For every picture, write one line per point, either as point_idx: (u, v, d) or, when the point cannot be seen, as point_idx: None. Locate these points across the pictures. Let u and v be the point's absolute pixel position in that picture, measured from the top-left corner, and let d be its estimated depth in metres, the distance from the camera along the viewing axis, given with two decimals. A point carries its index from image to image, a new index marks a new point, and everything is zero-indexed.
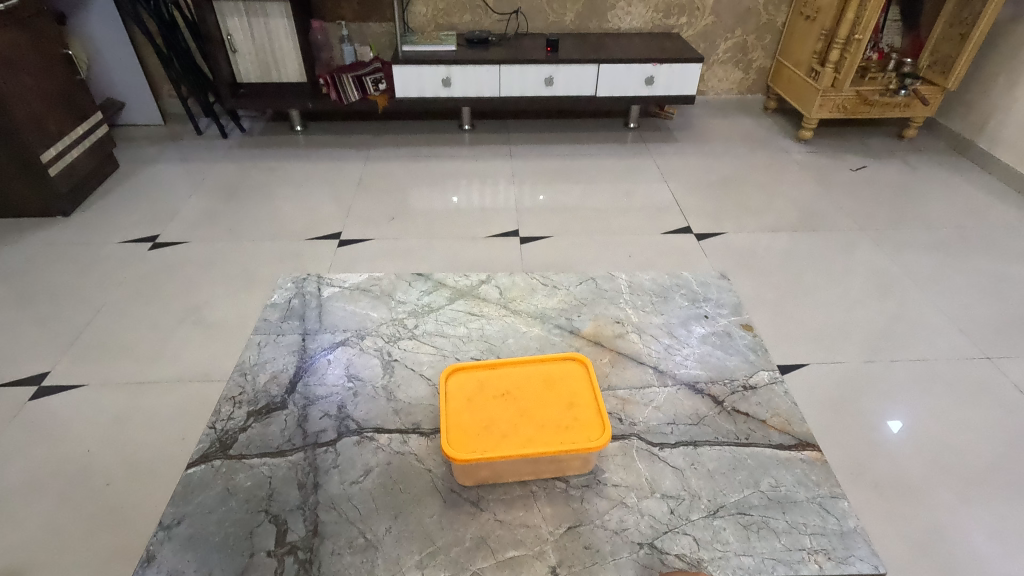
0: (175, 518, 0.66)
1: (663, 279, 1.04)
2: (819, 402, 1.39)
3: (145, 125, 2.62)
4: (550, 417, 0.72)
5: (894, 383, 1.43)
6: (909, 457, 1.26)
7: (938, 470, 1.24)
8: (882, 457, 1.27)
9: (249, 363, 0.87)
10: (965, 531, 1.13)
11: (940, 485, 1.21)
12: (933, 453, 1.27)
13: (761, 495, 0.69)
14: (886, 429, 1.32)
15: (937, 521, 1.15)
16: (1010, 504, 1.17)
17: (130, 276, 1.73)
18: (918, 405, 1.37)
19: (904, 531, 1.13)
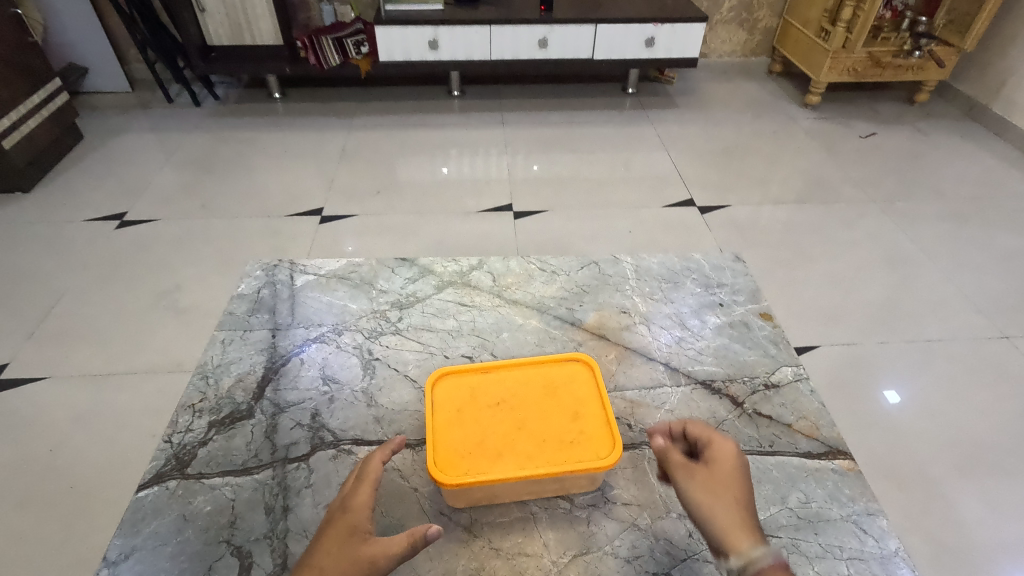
0: (125, 551, 0.61)
1: (672, 262, 0.97)
2: (830, 383, 1.31)
3: (112, 93, 2.45)
4: (553, 429, 0.63)
5: (899, 359, 1.37)
6: (914, 432, 1.20)
7: (946, 447, 1.18)
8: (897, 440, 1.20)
9: (213, 364, 0.80)
10: (980, 513, 1.07)
11: (955, 465, 1.15)
12: (937, 426, 1.21)
13: (789, 513, 0.63)
14: (882, 399, 1.27)
15: (955, 508, 1.09)
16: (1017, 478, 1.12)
17: (96, 257, 1.62)
18: (917, 377, 1.32)
19: (920, 520, 1.07)
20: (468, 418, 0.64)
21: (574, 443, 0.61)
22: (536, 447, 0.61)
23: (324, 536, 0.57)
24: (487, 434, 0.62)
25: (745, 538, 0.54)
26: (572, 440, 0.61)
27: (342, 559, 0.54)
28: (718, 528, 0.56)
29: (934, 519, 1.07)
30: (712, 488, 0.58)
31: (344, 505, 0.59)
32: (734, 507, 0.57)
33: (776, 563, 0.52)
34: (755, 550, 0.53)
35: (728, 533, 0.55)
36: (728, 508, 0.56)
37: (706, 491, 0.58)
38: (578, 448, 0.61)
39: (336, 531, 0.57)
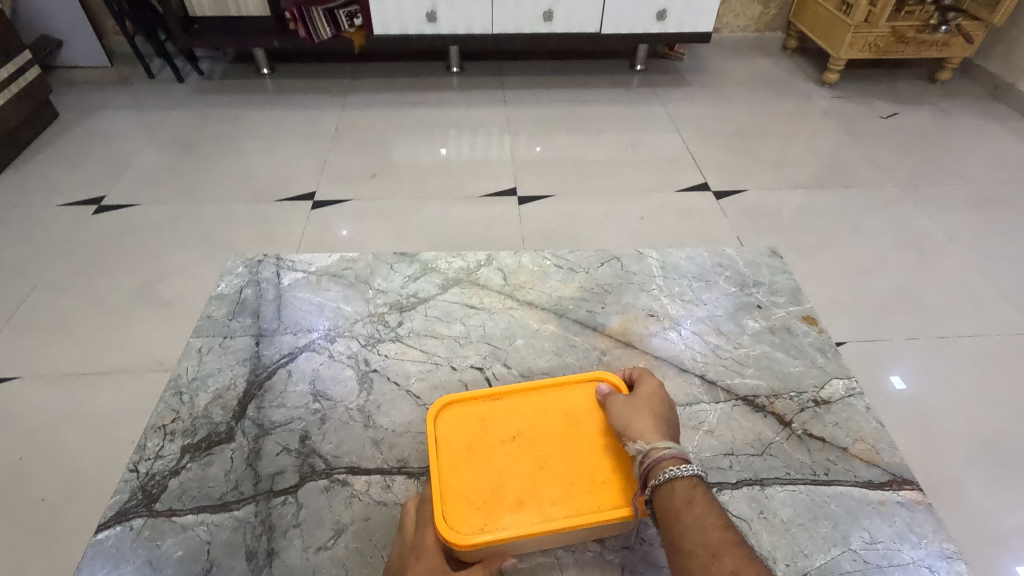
0: None
1: (703, 259, 0.93)
2: (862, 366, 1.22)
3: (90, 68, 2.31)
4: (572, 467, 0.62)
5: (918, 345, 1.26)
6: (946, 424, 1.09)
7: (983, 441, 1.06)
8: (937, 421, 1.10)
9: (187, 378, 0.74)
10: None
11: (999, 461, 1.03)
12: (969, 417, 1.11)
13: (854, 555, 0.58)
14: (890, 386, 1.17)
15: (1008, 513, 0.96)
16: None
17: (72, 245, 1.51)
18: (929, 363, 1.22)
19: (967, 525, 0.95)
20: (480, 453, 0.63)
21: (595, 478, 0.61)
22: (555, 484, 0.60)
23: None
24: (502, 472, 0.61)
25: (654, 435, 0.59)
26: (592, 476, 0.61)
27: None
28: (629, 428, 0.60)
29: (982, 507, 0.97)
30: (632, 401, 0.63)
31: (416, 547, 0.56)
32: (651, 413, 0.62)
33: (675, 454, 0.56)
34: (661, 442, 0.58)
35: (639, 431, 0.60)
36: (644, 412, 0.61)
37: (626, 402, 0.63)
38: (599, 483, 0.60)
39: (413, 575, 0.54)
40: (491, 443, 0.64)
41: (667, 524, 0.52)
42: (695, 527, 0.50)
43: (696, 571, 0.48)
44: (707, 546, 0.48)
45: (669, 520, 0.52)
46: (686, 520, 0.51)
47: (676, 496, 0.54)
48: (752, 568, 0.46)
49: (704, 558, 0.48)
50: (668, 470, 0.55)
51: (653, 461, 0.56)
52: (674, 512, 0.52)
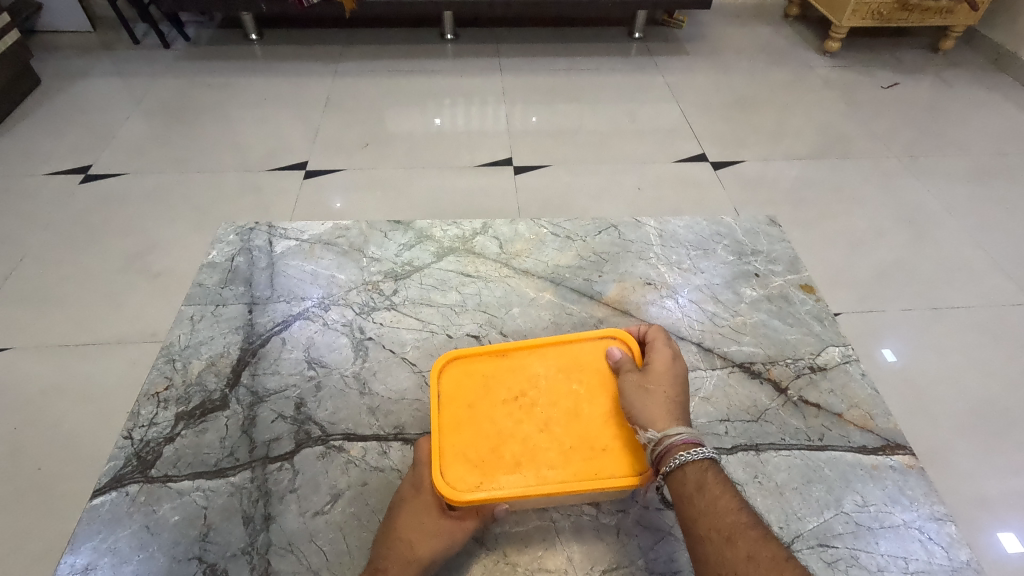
0: (87, 564, 0.55)
1: (702, 227, 0.92)
2: (853, 330, 1.23)
3: (73, 33, 2.24)
4: (574, 430, 0.62)
5: (912, 315, 1.26)
6: (936, 392, 1.10)
7: (972, 410, 1.08)
8: (912, 378, 1.13)
9: (180, 345, 0.73)
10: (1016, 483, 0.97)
11: (988, 430, 1.05)
12: (961, 386, 1.12)
13: (847, 518, 0.59)
14: (880, 357, 1.17)
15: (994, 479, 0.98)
16: None
17: (59, 214, 1.48)
18: (922, 336, 1.22)
19: (956, 491, 0.97)
20: (481, 410, 0.63)
21: (595, 444, 0.60)
22: (554, 447, 0.60)
23: (398, 512, 0.58)
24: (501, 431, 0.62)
25: (666, 419, 0.57)
26: (592, 441, 0.61)
27: (424, 537, 0.56)
28: (640, 411, 0.59)
29: (962, 467, 0.99)
30: (644, 382, 0.61)
31: (417, 484, 0.59)
32: (664, 395, 0.59)
33: (686, 440, 0.55)
34: (672, 428, 0.56)
35: (652, 415, 0.58)
36: (658, 395, 0.59)
37: (637, 382, 0.61)
38: (599, 448, 0.60)
39: (410, 510, 0.57)
40: (493, 402, 0.64)
41: (681, 510, 0.52)
42: (708, 512, 0.50)
43: (712, 558, 0.48)
44: (722, 531, 0.49)
45: (682, 508, 0.52)
46: (699, 506, 0.51)
47: (688, 481, 0.53)
48: (768, 550, 0.46)
49: (719, 544, 0.48)
50: (681, 456, 0.54)
51: (665, 449, 0.55)
52: (686, 499, 0.52)
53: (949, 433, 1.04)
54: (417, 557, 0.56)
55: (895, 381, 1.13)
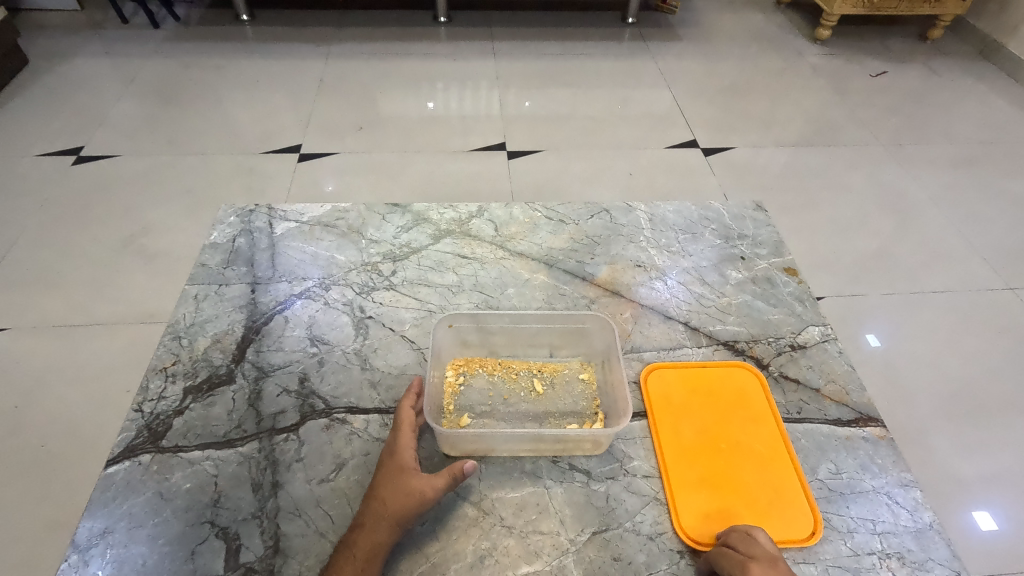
0: (95, 535, 0.52)
1: (689, 211, 0.87)
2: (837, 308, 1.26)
3: (60, 11, 2.21)
4: (768, 467, 0.58)
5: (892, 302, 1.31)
6: (913, 374, 1.16)
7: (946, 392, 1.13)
8: (890, 356, 1.19)
9: (184, 323, 0.69)
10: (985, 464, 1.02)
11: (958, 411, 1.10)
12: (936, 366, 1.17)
13: (819, 484, 0.58)
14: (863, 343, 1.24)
15: (960, 457, 1.03)
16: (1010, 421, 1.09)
17: (51, 195, 1.48)
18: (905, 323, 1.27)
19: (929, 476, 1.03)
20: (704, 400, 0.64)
21: (768, 455, 0.59)
22: (740, 422, 0.62)
23: (373, 479, 0.54)
24: (693, 402, 0.63)
25: None
26: (766, 458, 0.59)
27: (392, 497, 0.51)
28: None
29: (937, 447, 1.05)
30: None
31: (389, 450, 0.55)
32: None
33: None
34: None
35: None
36: None
37: None
38: (768, 463, 0.58)
39: (383, 473, 0.53)
40: (696, 410, 0.63)
41: None
42: None
43: None
44: None
45: None
46: None
47: None
48: None
49: None
50: None
51: None
52: None
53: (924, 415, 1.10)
54: (388, 518, 0.50)
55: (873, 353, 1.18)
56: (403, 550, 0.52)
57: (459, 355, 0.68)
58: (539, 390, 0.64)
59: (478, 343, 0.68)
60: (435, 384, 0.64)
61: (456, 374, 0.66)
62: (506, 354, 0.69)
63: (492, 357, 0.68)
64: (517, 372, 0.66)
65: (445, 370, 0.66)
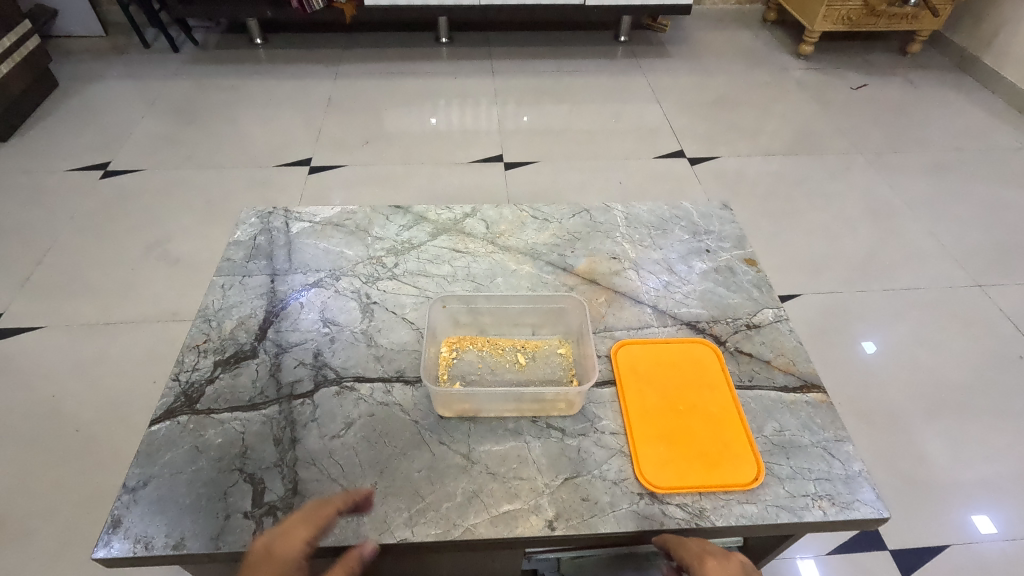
0: (141, 480, 0.61)
1: (662, 210, 0.97)
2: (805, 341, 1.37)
3: (86, 37, 2.36)
4: (720, 425, 0.66)
5: (880, 310, 1.44)
6: (890, 380, 1.30)
7: (917, 394, 1.27)
8: (865, 378, 1.30)
9: (213, 308, 0.79)
10: (945, 459, 1.16)
11: (928, 413, 1.24)
12: (911, 374, 1.31)
13: (764, 440, 0.66)
14: (862, 351, 1.35)
15: (923, 451, 1.18)
16: (978, 423, 1.22)
17: (82, 207, 1.60)
18: (898, 331, 1.39)
19: (892, 462, 1.16)
20: (666, 370, 0.72)
21: (720, 415, 0.68)
22: (697, 387, 0.70)
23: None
24: (656, 371, 0.72)
25: None
26: (718, 417, 0.67)
27: None
28: None
29: (902, 439, 1.19)
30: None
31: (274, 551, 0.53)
32: None
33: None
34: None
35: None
36: None
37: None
38: (720, 421, 0.67)
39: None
40: (659, 377, 0.71)
41: None
42: None
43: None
44: None
45: None
46: None
47: None
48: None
49: None
50: None
51: None
52: None
53: (899, 414, 1.24)
54: None
55: (845, 381, 1.29)
56: (402, 494, 0.61)
57: (452, 334, 0.78)
58: (522, 362, 0.74)
59: (469, 323, 0.78)
60: (432, 357, 0.74)
61: (449, 350, 0.75)
62: (494, 334, 0.79)
63: (482, 336, 0.78)
64: (504, 348, 0.76)
65: (440, 347, 0.76)
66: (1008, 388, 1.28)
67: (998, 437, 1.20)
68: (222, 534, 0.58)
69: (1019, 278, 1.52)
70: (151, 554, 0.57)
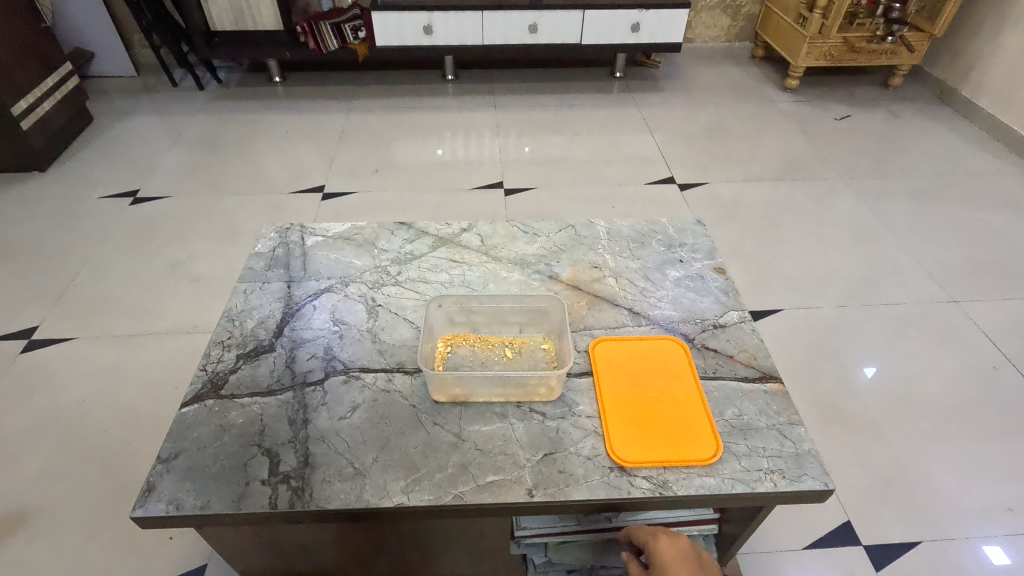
0: (172, 453, 0.70)
1: (642, 225, 1.07)
2: (790, 362, 1.42)
3: (119, 77, 2.55)
4: (682, 410, 0.75)
5: (867, 328, 1.50)
6: (873, 393, 1.35)
7: (899, 406, 1.32)
8: (854, 400, 1.34)
9: (236, 310, 0.89)
10: (925, 467, 1.21)
11: (910, 424, 1.29)
12: (896, 390, 1.36)
13: (724, 423, 0.74)
14: (860, 373, 1.39)
15: (901, 457, 1.23)
16: (959, 434, 1.27)
17: (112, 230, 1.73)
18: (887, 349, 1.45)
19: (870, 467, 1.21)
20: (638, 362, 0.81)
21: (684, 400, 0.76)
22: (663, 377, 0.79)
23: None
24: (629, 363, 0.80)
25: None
26: (683, 403, 0.75)
27: None
28: None
29: (882, 446, 1.25)
30: None
31: None
32: None
33: None
34: None
35: None
36: None
37: None
38: (684, 406, 0.75)
39: None
40: (632, 368, 0.80)
41: None
42: None
43: None
44: None
45: None
46: None
47: None
48: None
49: None
50: None
51: None
52: None
53: (880, 423, 1.29)
54: None
55: (828, 395, 1.35)
56: (400, 464, 0.69)
57: (448, 333, 0.87)
58: (509, 356, 0.83)
59: (463, 322, 0.88)
60: (430, 351, 0.83)
61: (445, 345, 0.85)
62: (486, 333, 0.88)
63: (474, 333, 0.87)
64: (494, 343, 0.85)
65: (437, 343, 0.85)
66: (988, 403, 1.33)
67: (987, 455, 1.23)
68: (243, 498, 0.66)
69: (994, 294, 1.59)
70: (180, 514, 0.65)
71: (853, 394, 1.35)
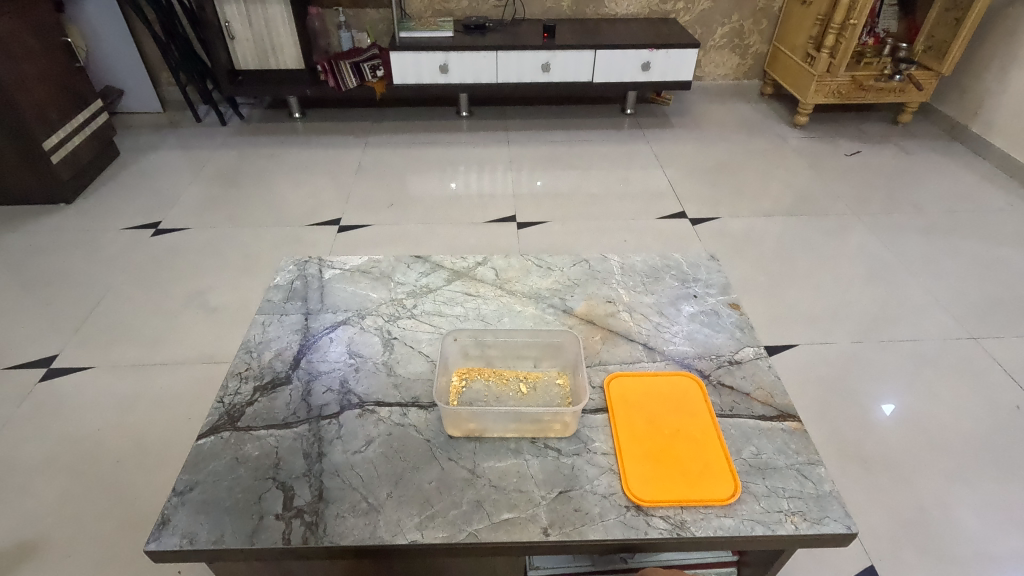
0: (188, 485, 0.71)
1: (654, 260, 1.08)
2: (806, 399, 1.40)
3: (146, 113, 2.64)
4: (699, 448, 0.74)
5: (884, 364, 1.49)
6: (894, 432, 1.32)
7: (921, 446, 1.29)
8: (873, 439, 1.31)
9: (255, 342, 0.90)
10: (950, 509, 1.18)
11: (933, 464, 1.26)
12: (917, 429, 1.33)
13: (742, 461, 0.73)
14: (878, 411, 1.37)
15: (924, 500, 1.19)
16: (985, 476, 1.23)
17: (133, 261, 1.77)
18: (906, 387, 1.42)
19: (892, 509, 1.18)
20: (653, 398, 0.80)
21: (700, 437, 0.75)
22: (679, 414, 0.78)
23: None
24: (645, 400, 0.80)
25: None
26: (701, 441, 0.74)
27: None
28: None
29: (904, 487, 1.21)
30: None
31: None
32: None
33: None
34: None
35: None
36: None
37: None
38: (701, 443, 0.74)
39: None
40: (647, 404, 0.79)
41: None
42: None
43: None
44: None
45: None
46: None
47: None
48: None
49: None
50: None
51: None
52: None
53: (900, 464, 1.26)
54: None
55: (847, 433, 1.32)
56: (413, 499, 0.69)
57: (463, 366, 0.88)
58: (524, 391, 0.83)
59: (477, 356, 0.88)
60: (446, 385, 0.84)
61: (460, 379, 0.85)
62: (500, 366, 0.89)
63: (489, 367, 0.88)
64: (508, 378, 0.85)
65: (452, 376, 0.86)
66: (1014, 442, 1.30)
67: (1015, 498, 1.19)
68: (256, 533, 0.66)
69: (1013, 330, 1.57)
70: (194, 548, 0.65)
71: (873, 432, 1.32)
